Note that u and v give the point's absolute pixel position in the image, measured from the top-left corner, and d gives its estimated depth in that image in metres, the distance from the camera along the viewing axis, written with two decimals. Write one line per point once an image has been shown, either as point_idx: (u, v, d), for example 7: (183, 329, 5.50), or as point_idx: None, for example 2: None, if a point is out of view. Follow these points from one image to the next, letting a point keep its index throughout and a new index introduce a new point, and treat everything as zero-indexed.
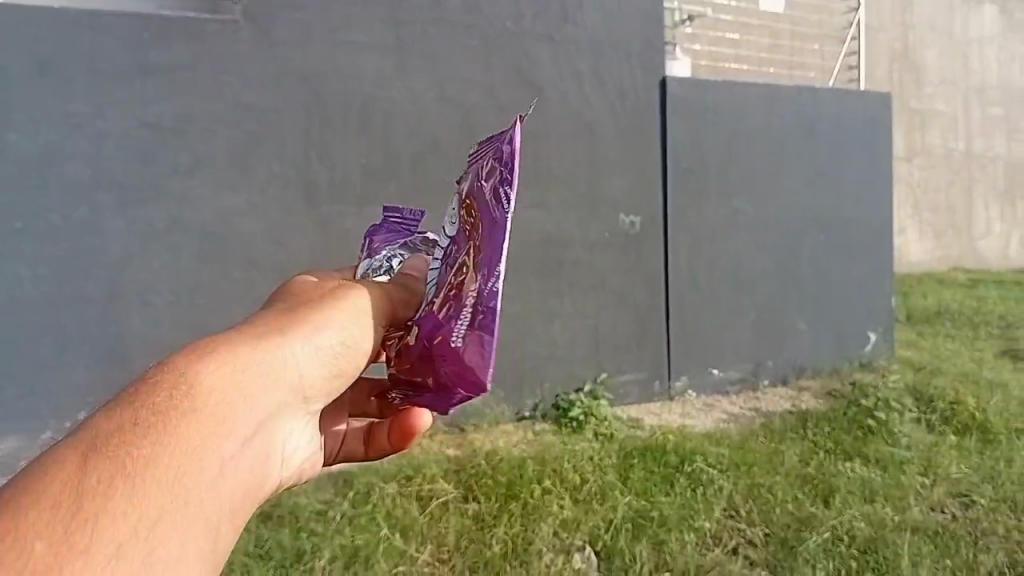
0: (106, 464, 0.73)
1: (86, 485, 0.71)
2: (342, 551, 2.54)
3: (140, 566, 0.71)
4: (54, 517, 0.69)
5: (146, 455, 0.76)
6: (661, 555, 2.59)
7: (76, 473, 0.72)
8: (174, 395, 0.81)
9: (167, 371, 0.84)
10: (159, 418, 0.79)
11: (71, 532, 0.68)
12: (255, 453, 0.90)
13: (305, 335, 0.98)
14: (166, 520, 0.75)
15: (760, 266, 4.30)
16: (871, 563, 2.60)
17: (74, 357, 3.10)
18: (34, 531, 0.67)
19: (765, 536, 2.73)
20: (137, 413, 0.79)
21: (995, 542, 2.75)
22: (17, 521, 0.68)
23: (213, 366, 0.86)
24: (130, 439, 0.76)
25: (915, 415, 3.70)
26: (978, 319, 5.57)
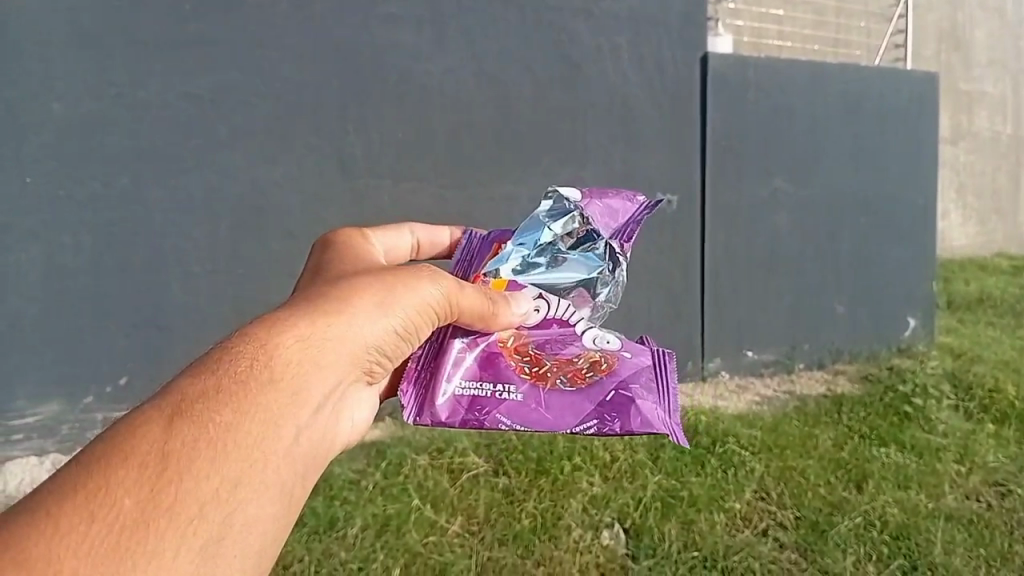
0: (189, 428, 0.81)
1: (171, 448, 0.79)
2: (374, 520, 2.58)
3: (217, 523, 0.80)
4: (147, 473, 0.77)
5: (224, 426, 0.84)
6: (690, 533, 2.61)
7: (163, 438, 0.80)
8: (250, 368, 0.89)
9: (241, 347, 0.92)
10: (239, 389, 0.87)
11: (159, 489, 0.77)
12: (329, 417, 0.98)
13: (374, 308, 1.06)
14: (242, 481, 0.83)
15: (797, 248, 4.25)
16: (903, 549, 2.59)
17: (116, 324, 3.17)
18: (127, 485, 0.76)
19: (796, 519, 2.72)
20: (217, 384, 0.86)
21: None
22: (112, 474, 0.76)
23: (286, 344, 0.94)
24: (212, 406, 0.84)
25: (952, 401, 3.65)
26: (1021, 307, 5.45)
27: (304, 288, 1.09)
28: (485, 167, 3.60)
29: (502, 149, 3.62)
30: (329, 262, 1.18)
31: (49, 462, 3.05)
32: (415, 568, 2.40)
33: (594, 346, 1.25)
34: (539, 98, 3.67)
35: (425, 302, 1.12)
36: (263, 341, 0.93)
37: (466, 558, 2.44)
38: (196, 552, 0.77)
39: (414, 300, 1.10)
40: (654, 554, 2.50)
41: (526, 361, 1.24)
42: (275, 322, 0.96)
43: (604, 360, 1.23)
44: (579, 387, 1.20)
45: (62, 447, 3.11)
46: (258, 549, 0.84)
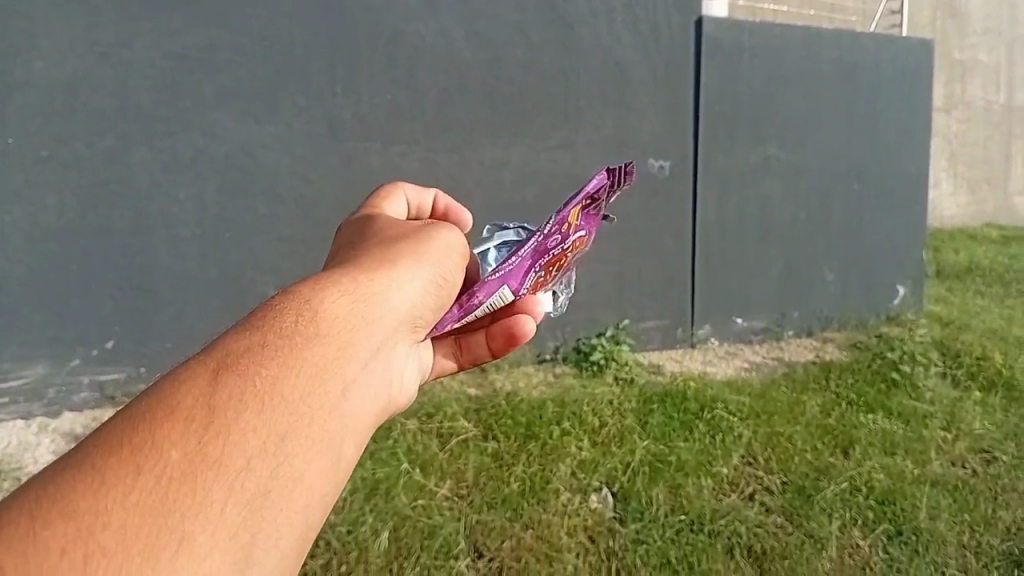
0: (234, 382, 0.78)
1: (219, 400, 0.76)
2: (363, 484, 2.58)
3: (268, 477, 0.76)
4: (198, 421, 0.74)
5: (274, 375, 0.81)
6: (677, 498, 2.63)
7: (210, 389, 0.77)
8: (294, 324, 0.87)
9: (283, 304, 0.90)
10: (282, 344, 0.84)
11: (209, 437, 0.73)
12: (373, 376, 0.96)
13: (400, 273, 1.06)
14: (290, 436, 0.79)
15: (789, 215, 4.24)
16: (889, 514, 2.62)
17: (102, 286, 3.13)
18: (172, 438, 0.72)
19: (783, 483, 2.75)
20: (262, 336, 0.84)
21: (1014, 498, 2.77)
22: (156, 428, 0.72)
23: (331, 298, 0.93)
24: (257, 361, 0.81)
25: (940, 369, 3.67)
26: (1009, 277, 5.46)
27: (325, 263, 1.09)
28: (475, 130, 3.56)
29: (493, 112, 3.58)
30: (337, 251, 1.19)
31: (36, 425, 3.03)
32: (403, 531, 2.40)
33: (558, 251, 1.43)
34: (531, 61, 3.62)
35: (440, 268, 1.14)
36: (306, 297, 0.91)
37: (454, 521, 2.45)
38: (245, 505, 0.73)
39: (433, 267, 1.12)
40: (641, 518, 2.52)
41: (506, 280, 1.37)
42: (310, 286, 0.94)
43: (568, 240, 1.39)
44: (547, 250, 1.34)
45: (49, 410, 3.09)
46: (311, 510, 0.80)
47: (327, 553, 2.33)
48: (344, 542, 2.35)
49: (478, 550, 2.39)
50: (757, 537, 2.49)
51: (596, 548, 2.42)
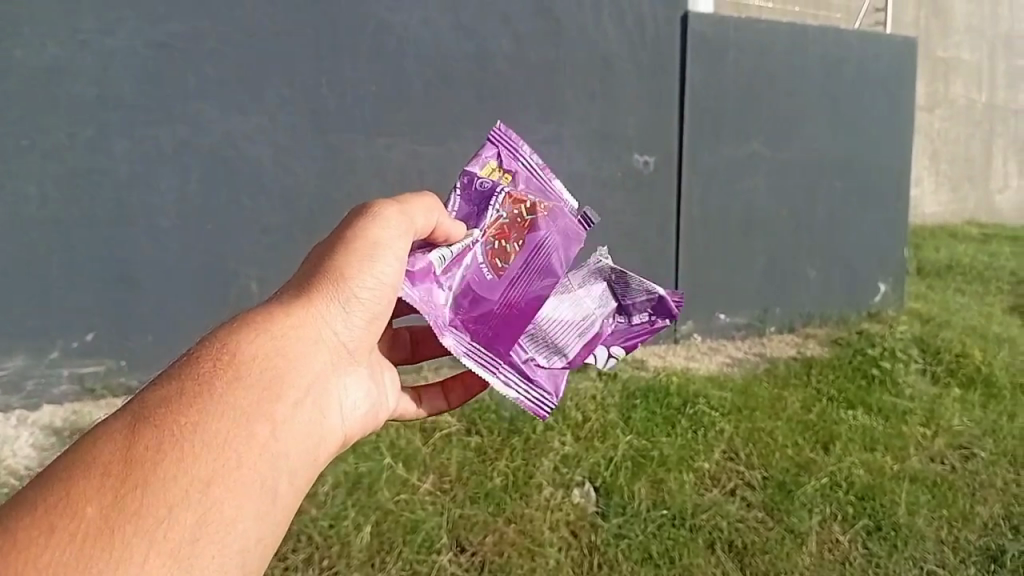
0: (151, 434, 0.82)
1: (135, 453, 0.80)
2: (346, 478, 2.57)
3: (190, 523, 0.80)
4: (114, 475, 0.78)
5: (192, 421, 0.85)
6: (658, 492, 2.65)
7: (127, 445, 0.81)
8: (210, 374, 0.91)
9: (200, 353, 0.94)
10: (197, 391, 0.88)
11: (127, 491, 0.77)
12: (303, 413, 1.00)
13: (329, 308, 1.10)
14: (212, 483, 0.84)
15: (772, 211, 4.25)
16: (868, 509, 2.65)
17: (82, 277, 3.11)
18: (89, 495, 0.76)
19: (762, 479, 2.77)
20: (181, 385, 0.89)
21: (992, 494, 2.81)
22: (73, 487, 0.76)
23: (249, 344, 0.97)
24: (173, 411, 0.85)
25: (920, 365, 3.69)
26: (989, 275, 5.50)
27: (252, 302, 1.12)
28: (461, 124, 3.55)
29: (478, 107, 3.57)
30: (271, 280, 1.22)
31: (14, 417, 3.00)
32: (386, 525, 2.40)
33: (505, 206, 1.41)
34: (518, 55, 3.61)
35: (373, 290, 1.15)
36: (222, 345, 0.96)
37: (437, 515, 2.45)
38: (167, 554, 0.77)
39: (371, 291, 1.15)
40: (624, 512, 2.53)
41: (495, 249, 1.37)
42: (226, 333, 0.98)
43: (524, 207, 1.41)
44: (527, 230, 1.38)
45: (28, 402, 3.05)
46: (237, 552, 0.84)
47: (310, 547, 2.32)
48: (327, 537, 2.35)
49: (460, 544, 2.40)
50: (737, 532, 2.52)
51: (578, 542, 2.43)
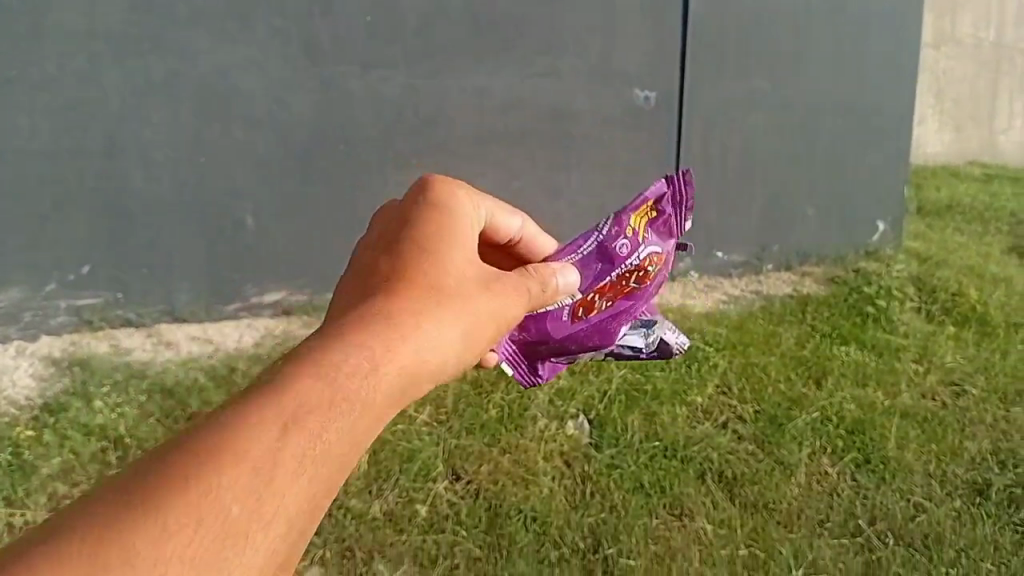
0: (296, 444, 0.90)
1: (279, 459, 0.88)
2: None
3: (297, 535, 0.89)
4: (246, 481, 0.85)
5: (316, 444, 0.92)
6: (651, 423, 2.71)
7: (263, 452, 0.87)
8: (354, 389, 0.98)
9: (353, 358, 1.01)
10: (341, 409, 0.96)
11: (250, 498, 0.84)
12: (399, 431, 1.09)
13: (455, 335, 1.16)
14: (322, 502, 0.92)
15: (771, 149, 4.02)
16: (857, 443, 2.71)
17: (75, 210, 3.16)
18: (235, 489, 0.84)
19: (755, 412, 2.81)
20: (322, 397, 0.94)
21: (981, 431, 2.85)
22: (222, 475, 0.84)
23: (389, 365, 1.04)
24: (317, 425, 0.92)
25: (915, 304, 3.68)
26: (993, 213, 5.43)
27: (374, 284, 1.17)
28: (457, 55, 3.43)
29: (475, 38, 3.44)
30: (386, 244, 1.26)
31: (13, 349, 3.11)
32: (383, 454, 2.51)
33: None
34: None
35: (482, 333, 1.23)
36: (367, 358, 1.02)
37: (434, 445, 2.54)
38: (273, 561, 0.86)
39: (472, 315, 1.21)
40: (616, 443, 2.61)
41: None
42: (373, 340, 1.05)
43: None
44: None
45: (26, 333, 3.16)
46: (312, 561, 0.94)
47: None
48: None
49: (456, 473, 2.50)
50: (727, 463, 2.59)
51: (572, 472, 2.52)
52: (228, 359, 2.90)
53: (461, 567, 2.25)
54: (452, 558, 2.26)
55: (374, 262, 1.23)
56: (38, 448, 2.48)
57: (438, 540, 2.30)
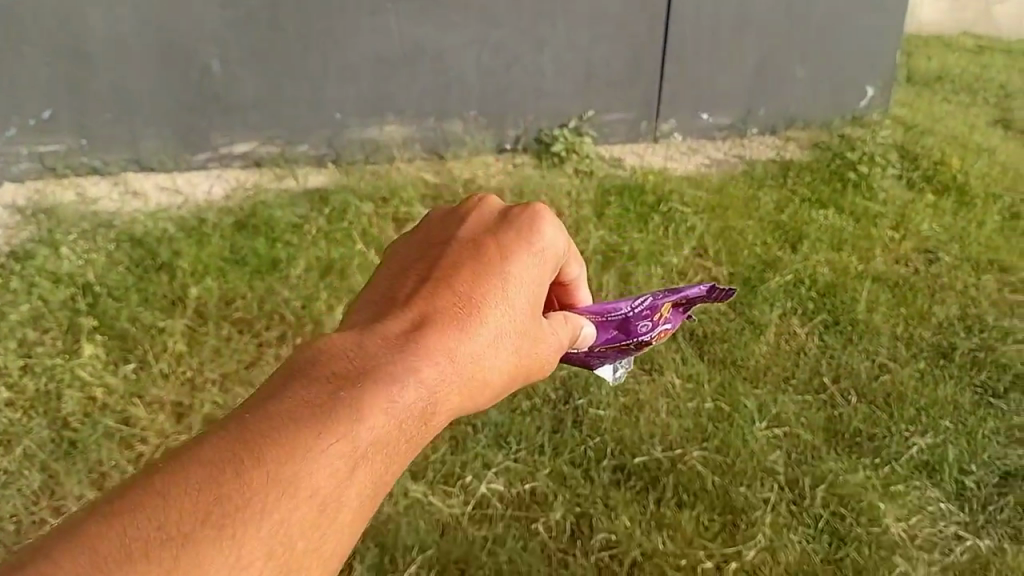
0: (354, 479, 0.87)
1: (335, 491, 0.85)
2: (317, 264, 2.57)
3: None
4: (296, 528, 0.81)
5: (365, 491, 0.89)
6: (626, 284, 2.72)
7: (322, 493, 0.84)
8: (421, 420, 0.96)
9: (429, 372, 0.99)
10: (404, 443, 0.94)
11: (294, 548, 0.80)
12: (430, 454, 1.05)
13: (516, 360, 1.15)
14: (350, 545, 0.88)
15: (765, 6, 3.71)
16: (827, 305, 2.74)
17: (33, 53, 3.02)
18: (286, 514, 0.80)
19: (729, 274, 2.82)
20: (384, 433, 0.91)
21: (952, 297, 2.87)
22: (280, 496, 0.81)
23: (451, 392, 1.02)
24: (379, 459, 0.90)
25: (897, 170, 3.61)
26: (981, 85, 5.32)
27: (448, 282, 1.11)
28: None
29: None
30: (471, 225, 1.21)
31: None
32: None
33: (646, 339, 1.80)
34: None
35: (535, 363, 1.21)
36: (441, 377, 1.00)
37: None
38: None
39: (527, 339, 1.17)
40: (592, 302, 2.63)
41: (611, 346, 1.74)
42: (450, 355, 1.03)
43: (644, 344, 1.81)
44: (624, 349, 1.79)
45: None
46: None
47: (282, 326, 2.40)
48: (298, 317, 2.42)
49: None
50: (700, 323, 2.64)
51: None
52: (196, 210, 2.81)
53: None
54: None
55: (448, 250, 1.17)
56: (5, 295, 2.45)
57: None
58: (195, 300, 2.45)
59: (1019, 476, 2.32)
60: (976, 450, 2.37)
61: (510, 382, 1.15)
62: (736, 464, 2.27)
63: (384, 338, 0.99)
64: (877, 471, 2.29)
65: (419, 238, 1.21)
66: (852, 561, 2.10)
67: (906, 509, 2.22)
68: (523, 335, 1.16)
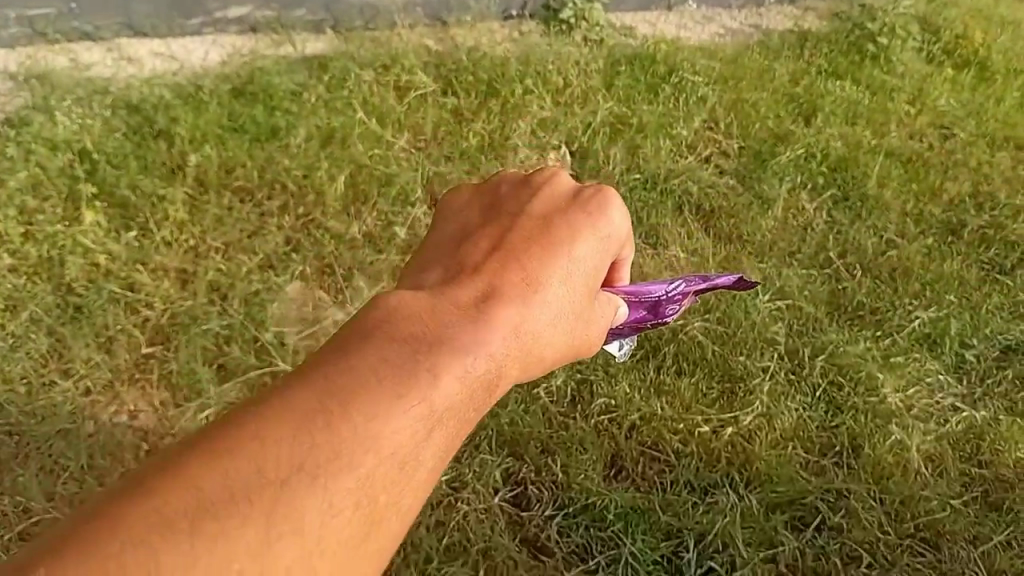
0: (428, 447, 0.82)
1: (409, 456, 0.80)
2: (318, 133, 2.52)
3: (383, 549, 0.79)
4: (376, 488, 0.77)
5: (439, 456, 0.84)
6: (634, 156, 2.64)
7: (401, 452, 0.79)
8: (490, 385, 0.91)
9: (502, 334, 0.94)
10: (474, 408, 0.89)
11: (371, 508, 0.77)
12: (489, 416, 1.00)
13: (577, 321, 1.09)
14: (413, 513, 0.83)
15: None
16: (836, 181, 2.66)
17: None
18: (361, 476, 0.76)
19: (739, 147, 2.71)
20: (460, 398, 0.86)
21: (963, 172, 2.77)
22: (360, 456, 0.76)
23: (519, 351, 0.97)
24: (450, 426, 0.86)
25: (918, 43, 3.19)
26: None
27: (518, 244, 1.06)
28: None
29: None
30: (545, 180, 1.16)
31: None
32: (361, 178, 2.45)
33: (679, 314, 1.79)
34: None
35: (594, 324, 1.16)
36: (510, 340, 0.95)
37: (412, 171, 2.48)
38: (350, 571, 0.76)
39: (591, 306, 1.11)
40: (597, 176, 2.58)
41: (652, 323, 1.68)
42: (519, 315, 0.98)
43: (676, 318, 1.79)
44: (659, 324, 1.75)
45: None
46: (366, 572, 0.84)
47: (284, 196, 2.41)
48: (301, 187, 2.42)
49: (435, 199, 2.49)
50: (707, 198, 2.57)
51: None
52: (195, 76, 2.65)
53: None
54: None
55: (519, 208, 1.11)
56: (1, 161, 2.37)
57: None
58: (195, 167, 2.41)
59: (1019, 350, 2.34)
60: (978, 324, 2.37)
61: (569, 352, 1.10)
62: (737, 335, 2.30)
63: (459, 300, 0.95)
64: (878, 344, 2.33)
65: (485, 195, 1.16)
66: (847, 428, 2.21)
67: (904, 380, 2.28)
68: (589, 302, 1.12)
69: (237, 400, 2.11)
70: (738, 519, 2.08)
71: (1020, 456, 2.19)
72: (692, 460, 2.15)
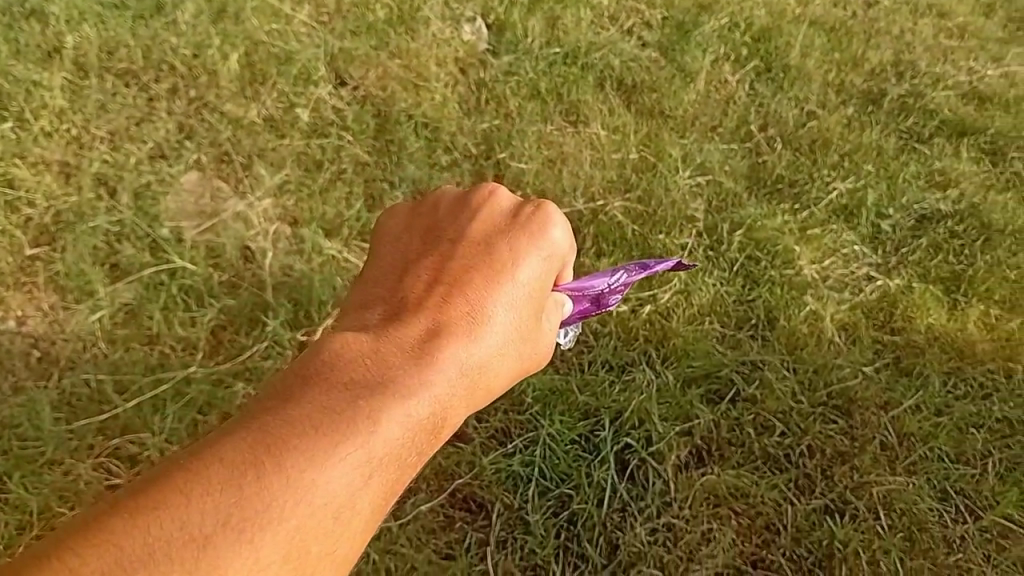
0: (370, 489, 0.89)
1: (352, 497, 0.87)
2: (209, 8, 2.31)
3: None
4: (310, 537, 0.82)
5: (373, 514, 0.90)
6: (555, 29, 2.45)
7: (337, 502, 0.85)
8: (432, 424, 0.99)
9: (440, 371, 1.02)
10: (416, 452, 0.96)
11: (305, 553, 0.82)
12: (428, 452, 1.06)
13: (512, 352, 1.16)
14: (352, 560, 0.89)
15: None
16: (761, 50, 2.51)
17: None
18: (307, 516, 0.83)
19: (662, 18, 2.51)
20: (401, 438, 0.93)
21: (885, 42, 2.57)
22: (305, 491, 0.83)
23: (457, 387, 1.04)
24: (393, 468, 0.92)
25: None
26: None
27: (444, 294, 1.13)
28: None
29: None
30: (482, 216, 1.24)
31: None
32: (257, 57, 2.28)
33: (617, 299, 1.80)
34: None
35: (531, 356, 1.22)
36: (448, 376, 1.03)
37: (314, 48, 2.32)
38: None
39: (518, 351, 1.18)
40: (515, 51, 2.41)
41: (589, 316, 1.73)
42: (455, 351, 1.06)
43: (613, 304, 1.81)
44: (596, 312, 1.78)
45: None
46: None
47: (173, 78, 2.24)
48: (191, 68, 2.25)
49: (341, 79, 2.32)
50: (629, 72, 2.43)
51: (466, 80, 2.37)
52: None
53: (348, 172, 2.23)
54: (339, 164, 2.23)
55: (456, 231, 1.22)
56: None
57: (323, 146, 2.24)
58: (73, 49, 2.21)
59: (933, 218, 2.35)
60: (895, 194, 2.36)
61: (504, 381, 1.16)
62: (657, 213, 2.28)
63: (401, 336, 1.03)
64: (795, 216, 2.32)
65: (406, 240, 1.24)
66: (763, 301, 2.22)
67: (820, 252, 2.29)
68: (523, 328, 1.19)
69: (133, 299, 2.05)
70: (654, 395, 2.12)
71: (930, 322, 2.24)
72: (610, 340, 2.17)
